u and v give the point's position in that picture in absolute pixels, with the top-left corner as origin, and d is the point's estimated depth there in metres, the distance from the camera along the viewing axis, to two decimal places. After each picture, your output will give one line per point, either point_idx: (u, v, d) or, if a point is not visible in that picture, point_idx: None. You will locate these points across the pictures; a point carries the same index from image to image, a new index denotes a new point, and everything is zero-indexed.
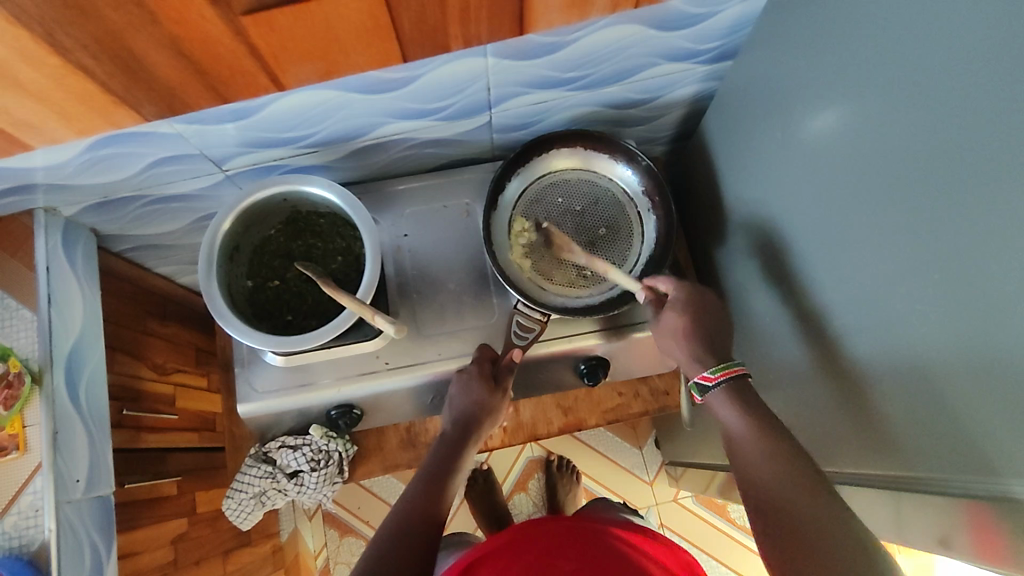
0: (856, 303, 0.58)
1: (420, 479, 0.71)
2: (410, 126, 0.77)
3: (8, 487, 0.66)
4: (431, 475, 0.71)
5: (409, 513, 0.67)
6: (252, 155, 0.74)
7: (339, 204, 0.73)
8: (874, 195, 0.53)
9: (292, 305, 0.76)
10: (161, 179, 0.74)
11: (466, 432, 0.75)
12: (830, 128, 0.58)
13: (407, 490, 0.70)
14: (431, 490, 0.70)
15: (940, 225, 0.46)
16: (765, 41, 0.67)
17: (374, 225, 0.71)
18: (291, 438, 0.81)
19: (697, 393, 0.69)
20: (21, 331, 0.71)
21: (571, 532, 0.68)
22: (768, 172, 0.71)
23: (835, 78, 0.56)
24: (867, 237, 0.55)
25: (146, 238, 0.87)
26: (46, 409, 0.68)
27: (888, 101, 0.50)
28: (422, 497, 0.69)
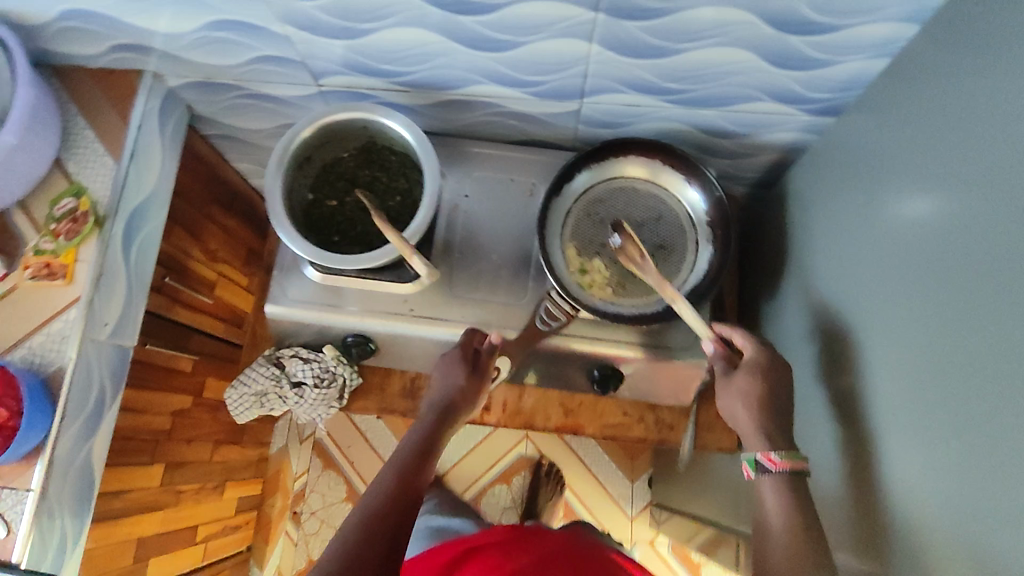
0: (895, 394, 0.56)
1: (402, 459, 0.70)
2: (502, 93, 0.78)
3: (47, 309, 0.70)
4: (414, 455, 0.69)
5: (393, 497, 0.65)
6: (349, 78, 0.77)
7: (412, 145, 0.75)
8: (944, 287, 0.51)
9: (341, 227, 0.78)
10: (260, 77, 0.78)
11: (449, 413, 0.74)
12: (918, 207, 0.55)
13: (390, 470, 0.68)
14: (415, 473, 0.68)
15: (1001, 333, 0.44)
16: (878, 104, 0.64)
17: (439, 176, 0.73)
18: (305, 350, 0.84)
19: (749, 468, 0.65)
20: (98, 176, 0.75)
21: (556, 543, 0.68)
22: (841, 239, 0.68)
23: (935, 158, 0.54)
24: (928, 326, 0.53)
25: (233, 130, 0.92)
26: (98, 250, 0.72)
27: (981, 193, 0.47)
28: (409, 478, 0.67)
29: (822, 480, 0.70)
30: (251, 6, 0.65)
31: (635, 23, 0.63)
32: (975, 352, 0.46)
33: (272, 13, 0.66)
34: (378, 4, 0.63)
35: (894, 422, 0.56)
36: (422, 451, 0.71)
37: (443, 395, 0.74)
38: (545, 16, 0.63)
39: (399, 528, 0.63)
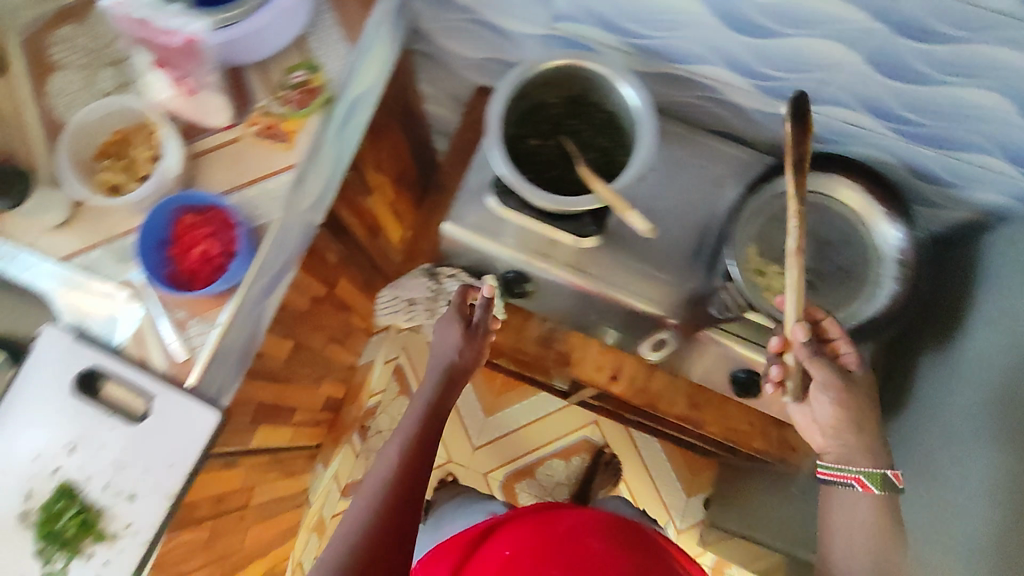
0: None
1: (412, 422, 0.68)
2: (728, 79, 0.78)
3: (263, 166, 0.74)
4: (423, 420, 0.68)
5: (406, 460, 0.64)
6: (585, 29, 0.78)
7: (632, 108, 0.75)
8: None
9: (537, 168, 0.79)
10: (500, 6, 0.80)
11: (452, 380, 0.73)
12: None
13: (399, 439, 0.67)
14: (427, 442, 0.67)
15: None
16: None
17: (653, 143, 0.73)
18: (465, 274, 0.87)
19: (874, 484, 0.63)
20: (331, 56, 0.77)
21: (582, 522, 0.69)
22: None
23: None
24: None
25: (440, 50, 0.94)
26: (318, 125, 0.75)
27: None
28: (416, 441, 0.66)
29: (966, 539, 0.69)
30: None
31: (914, 44, 0.62)
32: None
33: None
34: None
35: None
36: (430, 416, 0.69)
37: (448, 363, 0.73)
38: (829, 14, 0.62)
39: (413, 491, 0.62)
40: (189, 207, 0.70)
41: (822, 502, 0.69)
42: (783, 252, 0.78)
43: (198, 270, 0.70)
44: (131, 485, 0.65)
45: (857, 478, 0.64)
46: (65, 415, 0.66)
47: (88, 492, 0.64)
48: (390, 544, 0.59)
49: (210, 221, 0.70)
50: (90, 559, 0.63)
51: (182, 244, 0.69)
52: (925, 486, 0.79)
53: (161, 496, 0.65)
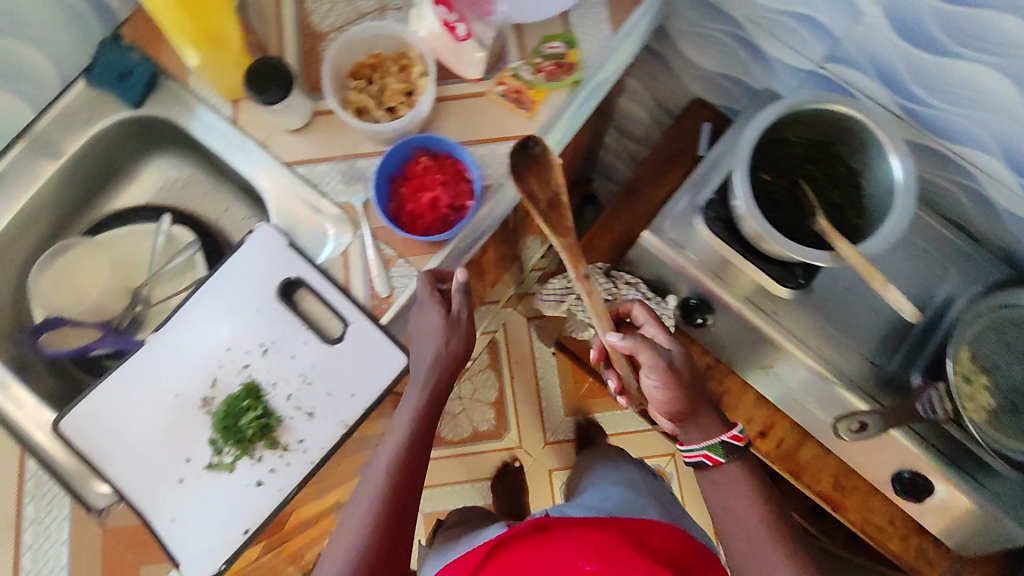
0: None
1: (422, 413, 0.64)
2: (997, 171, 0.72)
3: (500, 128, 0.73)
4: (429, 411, 0.64)
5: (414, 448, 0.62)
6: (861, 78, 0.73)
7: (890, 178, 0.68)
8: None
9: (763, 204, 0.74)
10: (772, 31, 0.75)
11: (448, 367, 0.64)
12: None
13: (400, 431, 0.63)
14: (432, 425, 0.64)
15: None
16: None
17: (907, 224, 0.67)
18: (645, 287, 0.85)
19: (717, 453, 0.68)
20: (593, 35, 0.75)
21: (567, 540, 0.67)
22: None
23: None
24: None
25: (675, 55, 0.91)
26: (563, 101, 0.73)
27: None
28: (424, 424, 0.64)
29: None
30: None
31: None
32: None
33: None
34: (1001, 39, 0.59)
35: None
36: (428, 407, 0.64)
37: (433, 354, 0.64)
38: None
39: (414, 478, 0.62)
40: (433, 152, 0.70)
41: (719, 494, 0.69)
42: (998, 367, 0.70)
43: (423, 216, 0.70)
44: (311, 403, 0.65)
45: (704, 454, 0.68)
46: (262, 316, 0.67)
47: (271, 398, 0.64)
48: (387, 547, 0.59)
49: (448, 171, 0.70)
50: (258, 463, 0.63)
51: (415, 186, 0.69)
52: None
53: (335, 423, 0.64)
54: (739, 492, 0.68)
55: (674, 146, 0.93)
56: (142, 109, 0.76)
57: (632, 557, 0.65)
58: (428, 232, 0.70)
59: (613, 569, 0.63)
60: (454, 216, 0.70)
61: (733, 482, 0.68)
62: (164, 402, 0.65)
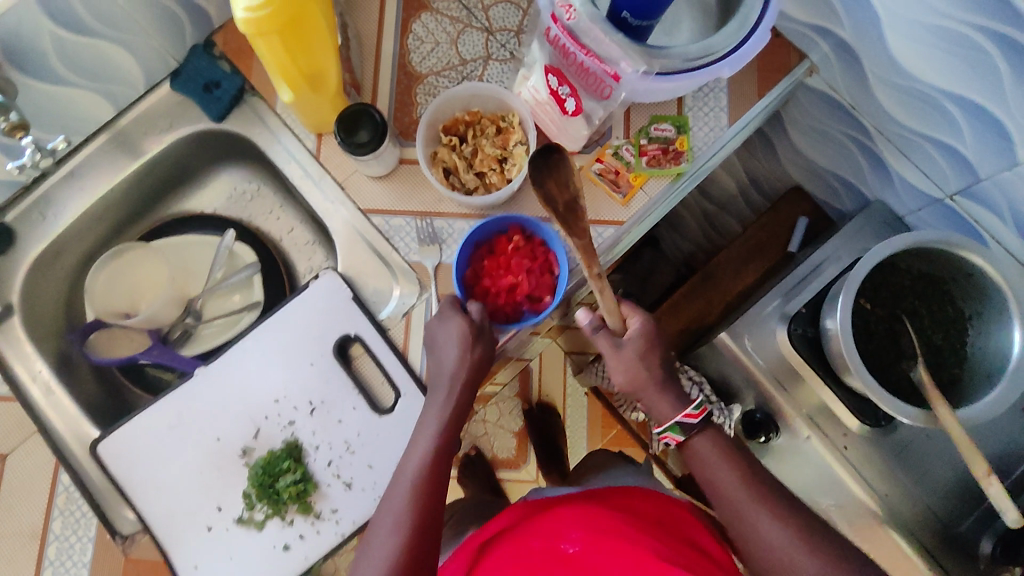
0: None
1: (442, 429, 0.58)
2: None
3: (593, 210, 0.69)
4: (452, 426, 0.59)
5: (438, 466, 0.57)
6: (995, 221, 0.66)
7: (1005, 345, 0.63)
8: None
9: (857, 333, 0.69)
10: (905, 148, 0.70)
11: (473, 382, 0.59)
12: None
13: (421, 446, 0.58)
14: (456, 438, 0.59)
15: None
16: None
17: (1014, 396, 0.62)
18: (709, 390, 0.79)
19: (675, 433, 0.64)
20: (708, 123, 0.70)
21: (553, 521, 0.60)
22: None
23: None
24: None
25: (783, 138, 0.85)
26: (664, 192, 0.69)
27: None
28: (447, 438, 0.59)
29: None
30: None
31: None
32: None
33: None
34: None
35: None
36: (450, 423, 0.59)
37: (455, 364, 0.58)
38: None
39: (439, 496, 0.57)
40: (528, 233, 0.65)
41: (695, 470, 0.64)
42: None
43: (496, 296, 0.63)
44: (351, 473, 0.62)
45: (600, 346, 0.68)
46: (313, 371, 0.64)
47: (311, 461, 0.62)
48: None
49: (537, 256, 0.64)
50: (289, 526, 0.62)
51: (499, 261, 0.64)
52: None
53: (372, 497, 0.62)
54: (717, 469, 0.63)
55: (763, 236, 0.88)
56: (223, 124, 0.74)
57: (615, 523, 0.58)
58: (494, 314, 0.63)
59: (601, 542, 0.56)
60: (526, 306, 0.63)
61: (718, 462, 0.63)
62: (203, 445, 0.63)
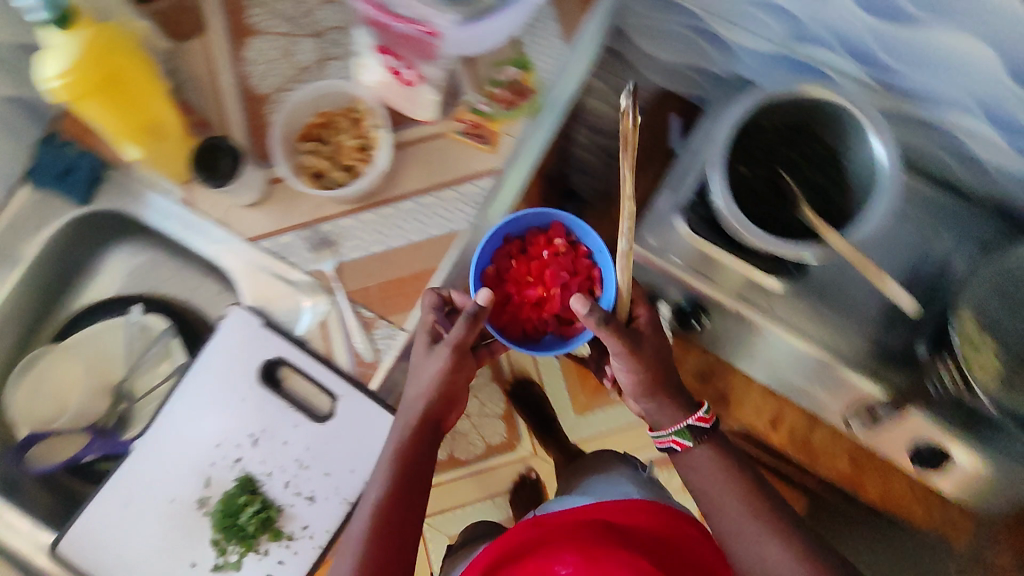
0: None
1: (402, 460, 0.57)
2: (978, 132, 0.69)
3: (463, 167, 0.70)
4: (398, 473, 0.56)
5: (394, 501, 0.55)
6: (832, 55, 0.70)
7: (877, 158, 0.65)
8: None
9: (747, 200, 0.71)
10: (733, 16, 0.73)
11: (432, 404, 0.58)
12: None
13: (379, 480, 0.56)
14: (416, 469, 0.57)
15: None
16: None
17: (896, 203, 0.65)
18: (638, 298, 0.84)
19: (685, 439, 0.63)
20: (546, 54, 0.72)
21: (550, 546, 0.62)
22: None
23: None
24: None
25: (632, 51, 0.88)
26: (527, 129, 0.71)
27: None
28: (403, 481, 0.56)
29: None
30: None
31: None
32: None
33: None
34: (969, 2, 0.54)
35: None
36: (404, 463, 0.56)
37: (420, 393, 0.57)
38: None
39: (383, 557, 0.54)
40: (573, 241, 0.67)
41: (698, 478, 0.63)
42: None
43: (524, 308, 0.65)
44: (310, 487, 0.63)
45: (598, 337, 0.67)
46: (246, 403, 0.64)
47: (269, 488, 0.63)
48: None
49: (579, 268, 0.66)
50: (265, 556, 0.62)
51: (533, 267, 0.66)
52: None
53: (337, 502, 0.62)
54: (714, 479, 0.62)
55: None
56: (92, 206, 0.74)
57: (607, 551, 0.59)
58: (518, 321, 0.65)
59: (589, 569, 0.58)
60: (554, 323, 0.65)
61: (720, 475, 0.62)
62: (159, 509, 0.63)
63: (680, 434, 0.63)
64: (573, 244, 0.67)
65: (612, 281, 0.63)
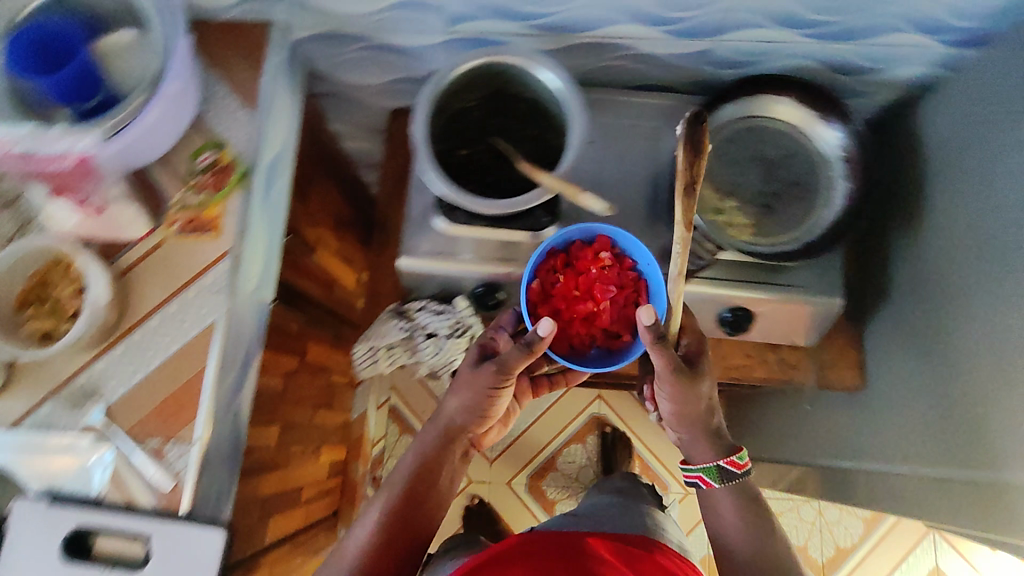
0: None
1: (417, 466, 0.74)
2: (637, 32, 0.75)
3: (197, 263, 0.69)
4: (417, 479, 0.72)
5: (392, 527, 0.69)
6: (485, 22, 0.74)
7: (554, 88, 0.72)
8: None
9: (477, 176, 0.77)
10: (391, 25, 0.75)
11: (461, 416, 0.75)
12: None
13: (371, 522, 0.70)
14: (424, 480, 0.73)
15: None
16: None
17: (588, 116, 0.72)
18: (435, 302, 0.83)
19: (710, 477, 0.76)
20: (235, 127, 0.73)
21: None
22: (992, 169, 0.67)
23: None
24: None
25: (341, 87, 0.90)
26: (244, 203, 0.71)
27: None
28: (421, 482, 0.73)
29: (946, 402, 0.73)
30: None
31: None
32: None
33: None
34: None
35: None
36: (420, 472, 0.73)
37: (440, 421, 0.76)
38: None
39: (388, 561, 0.68)
40: (614, 250, 0.74)
41: (715, 509, 0.77)
42: (739, 186, 0.79)
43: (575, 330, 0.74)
44: None
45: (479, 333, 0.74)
46: None
47: None
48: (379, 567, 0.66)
49: (624, 280, 0.73)
50: None
51: (568, 282, 0.73)
52: (895, 362, 0.82)
53: None
54: (723, 504, 0.76)
55: (395, 166, 0.93)
56: None
57: None
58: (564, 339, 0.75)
59: None
60: (598, 337, 0.75)
61: (734, 511, 0.75)
62: None
63: (707, 472, 0.76)
64: (618, 257, 0.74)
65: (663, 294, 0.69)
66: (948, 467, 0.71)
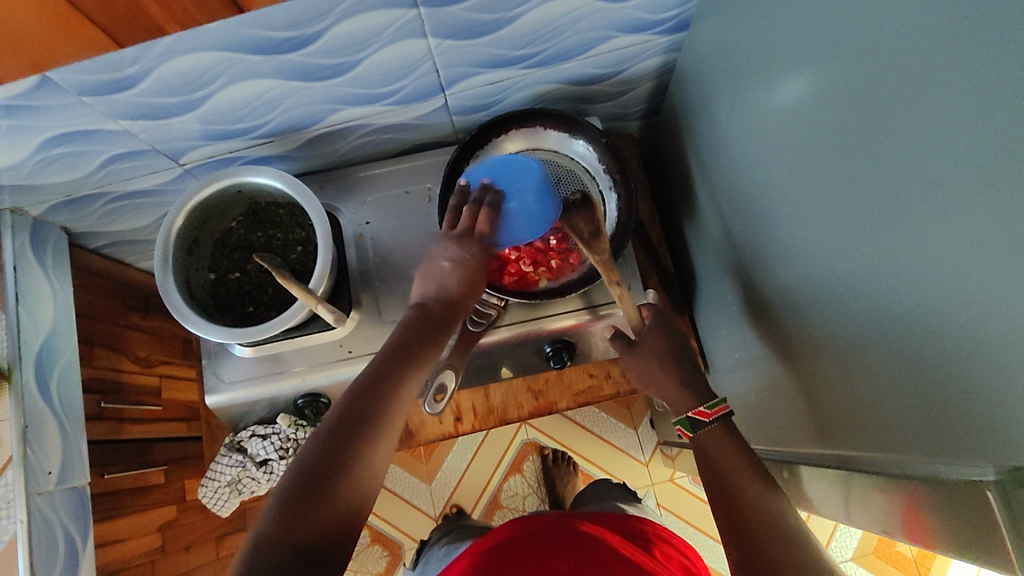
0: (822, 289, 0.56)
1: (334, 438, 0.54)
2: (363, 112, 0.74)
3: None
4: (361, 419, 0.55)
5: (293, 515, 0.50)
6: (209, 147, 0.73)
7: (288, 192, 0.72)
8: (848, 186, 0.49)
9: (254, 296, 0.76)
10: (119, 176, 0.74)
11: (395, 368, 0.60)
12: (798, 97, 0.54)
13: (268, 511, 0.51)
14: (360, 424, 0.55)
15: (890, 203, 0.44)
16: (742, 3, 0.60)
17: (322, 211, 0.70)
18: (261, 427, 0.83)
19: (686, 429, 0.66)
20: None
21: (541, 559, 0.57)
22: (743, 140, 0.66)
23: (795, 47, 0.53)
24: (835, 209, 0.51)
25: (119, 234, 0.88)
26: (15, 405, 0.70)
27: (865, 55, 0.44)
28: (367, 420, 0.56)
29: (766, 373, 0.72)
30: (75, 112, 0.61)
31: (459, 7, 0.60)
32: (867, 217, 0.47)
33: (99, 112, 0.62)
34: (202, 68, 0.59)
35: (826, 320, 0.56)
36: (362, 408, 0.56)
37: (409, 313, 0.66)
38: (369, 27, 0.60)
39: (332, 479, 0.52)
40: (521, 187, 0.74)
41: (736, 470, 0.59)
42: None
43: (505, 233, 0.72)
44: None
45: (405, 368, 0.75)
46: None
47: None
48: (301, 506, 0.50)
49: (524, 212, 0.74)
50: None
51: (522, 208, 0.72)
52: (729, 338, 0.82)
53: None
54: (728, 463, 0.60)
55: None
56: None
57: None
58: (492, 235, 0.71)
59: None
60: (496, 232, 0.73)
61: (721, 450, 0.62)
62: None
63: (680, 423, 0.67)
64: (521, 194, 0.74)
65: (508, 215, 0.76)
66: (797, 441, 0.67)
